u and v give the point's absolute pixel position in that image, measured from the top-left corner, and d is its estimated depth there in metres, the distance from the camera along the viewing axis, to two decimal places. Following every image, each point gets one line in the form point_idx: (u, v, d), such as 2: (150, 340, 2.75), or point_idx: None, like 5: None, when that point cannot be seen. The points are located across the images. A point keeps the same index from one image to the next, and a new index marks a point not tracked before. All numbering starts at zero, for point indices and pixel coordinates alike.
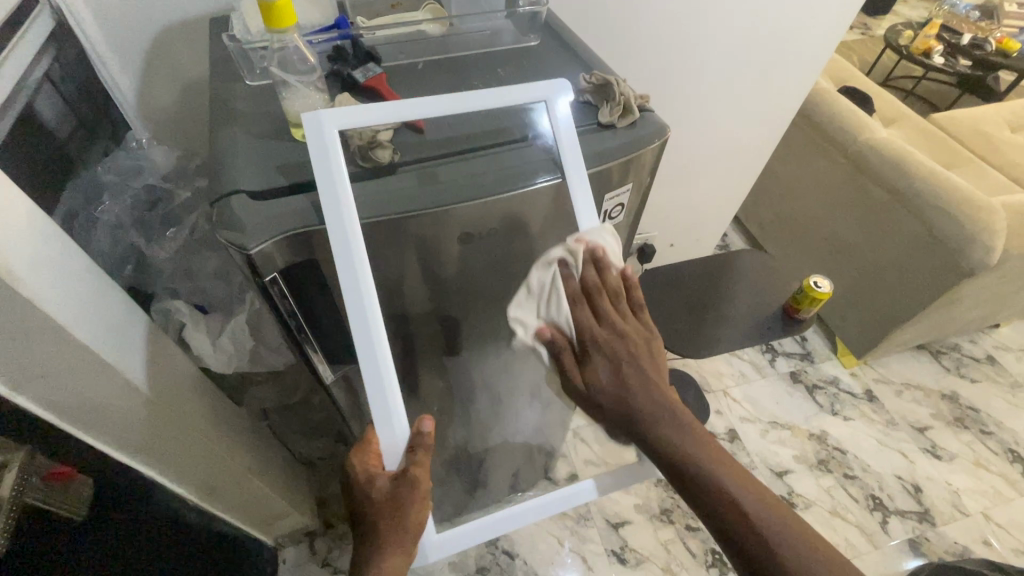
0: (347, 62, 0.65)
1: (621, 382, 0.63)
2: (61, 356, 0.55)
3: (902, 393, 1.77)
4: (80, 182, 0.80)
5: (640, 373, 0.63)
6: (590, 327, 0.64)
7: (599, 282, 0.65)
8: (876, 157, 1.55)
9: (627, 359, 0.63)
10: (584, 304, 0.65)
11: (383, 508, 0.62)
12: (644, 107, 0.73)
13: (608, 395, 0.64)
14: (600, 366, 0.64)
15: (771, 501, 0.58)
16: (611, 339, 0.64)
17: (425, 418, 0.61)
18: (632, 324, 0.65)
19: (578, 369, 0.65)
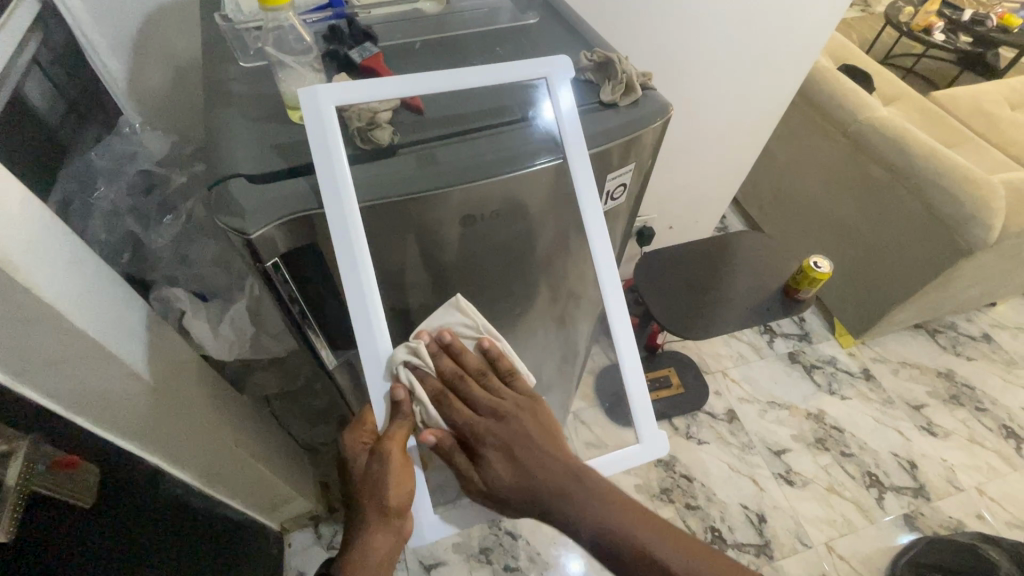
0: (343, 42, 0.64)
1: (519, 475, 0.61)
2: (62, 344, 0.55)
3: (899, 372, 1.79)
4: (73, 168, 0.79)
5: (535, 459, 0.61)
6: (467, 422, 0.63)
7: (458, 369, 0.65)
8: (877, 137, 1.54)
9: (517, 444, 0.62)
10: (453, 399, 0.64)
11: (362, 481, 0.62)
12: (646, 85, 0.72)
13: (508, 490, 0.61)
14: (496, 460, 0.62)
15: (686, 545, 0.59)
16: (490, 426, 0.63)
17: (397, 383, 0.61)
18: (509, 400, 0.64)
19: (472, 468, 0.63)
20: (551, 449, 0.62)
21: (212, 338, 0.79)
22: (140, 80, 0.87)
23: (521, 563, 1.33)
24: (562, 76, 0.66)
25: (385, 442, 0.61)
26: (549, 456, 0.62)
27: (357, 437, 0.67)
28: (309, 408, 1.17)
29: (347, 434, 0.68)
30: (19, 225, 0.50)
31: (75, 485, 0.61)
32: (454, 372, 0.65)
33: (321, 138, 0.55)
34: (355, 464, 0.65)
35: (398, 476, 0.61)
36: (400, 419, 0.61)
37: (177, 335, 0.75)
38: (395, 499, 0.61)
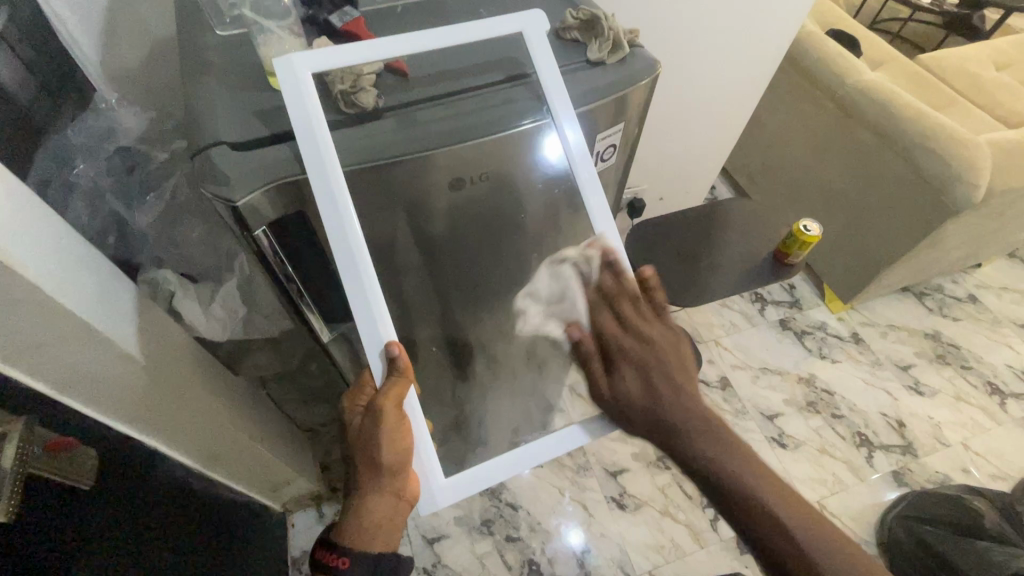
0: (322, 4, 0.62)
1: (647, 391, 0.64)
2: (51, 325, 0.55)
3: (887, 335, 1.82)
4: (50, 145, 0.75)
5: (667, 377, 0.64)
6: (614, 333, 0.68)
7: (615, 288, 0.70)
8: (865, 100, 1.53)
9: (654, 368, 0.64)
10: (607, 308, 0.69)
11: (359, 441, 0.64)
12: (633, 43, 0.71)
13: (636, 406, 0.64)
14: (631, 375, 0.65)
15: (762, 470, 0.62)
16: (633, 345, 0.66)
17: (392, 343, 0.59)
18: (658, 328, 0.67)
19: (603, 375, 0.68)
20: (680, 382, 0.64)
21: (204, 318, 0.79)
22: (113, 54, 0.84)
23: (522, 533, 1.36)
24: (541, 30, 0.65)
25: (377, 405, 0.60)
26: (679, 390, 0.64)
27: (354, 400, 0.67)
28: (306, 389, 1.18)
29: (347, 397, 0.68)
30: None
31: (72, 467, 0.60)
32: (609, 288, 0.70)
33: (298, 101, 0.54)
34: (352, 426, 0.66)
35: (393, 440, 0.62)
36: (396, 379, 0.60)
37: (169, 316, 0.75)
38: (390, 461, 0.63)
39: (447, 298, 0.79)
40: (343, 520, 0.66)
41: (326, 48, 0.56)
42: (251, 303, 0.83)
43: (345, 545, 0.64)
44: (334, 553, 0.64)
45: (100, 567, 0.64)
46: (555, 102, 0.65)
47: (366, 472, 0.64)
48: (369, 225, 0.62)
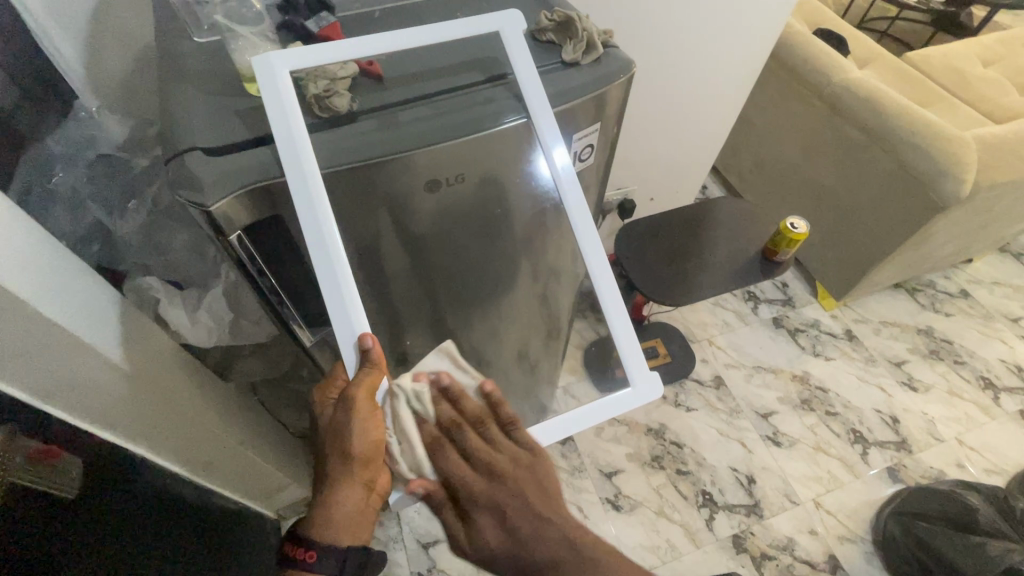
0: (299, 12, 0.64)
1: (510, 538, 0.60)
2: (30, 334, 0.54)
3: (880, 331, 1.82)
4: (30, 155, 0.75)
5: (524, 522, 0.60)
6: (460, 477, 0.64)
7: (457, 413, 0.68)
8: (852, 98, 1.54)
9: (506, 511, 0.61)
10: (445, 444, 0.66)
11: (329, 431, 0.62)
12: (609, 43, 0.72)
13: (499, 554, 0.60)
14: (486, 521, 0.61)
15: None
16: (480, 486, 0.63)
17: (365, 334, 0.60)
18: (506, 455, 0.65)
19: (462, 529, 0.63)
20: (546, 515, 0.61)
21: (189, 325, 0.79)
22: (96, 63, 0.85)
23: None
24: (517, 31, 0.65)
25: (349, 387, 0.60)
26: (550, 528, 0.60)
27: (324, 391, 0.66)
28: (297, 395, 1.18)
29: (317, 388, 0.67)
30: None
31: (56, 475, 0.60)
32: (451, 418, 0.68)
33: (277, 104, 0.55)
34: (322, 418, 0.65)
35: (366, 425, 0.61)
36: (369, 368, 0.60)
37: (153, 324, 0.74)
38: (360, 448, 0.61)
39: (431, 301, 0.79)
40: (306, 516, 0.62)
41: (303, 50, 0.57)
42: (237, 309, 0.83)
43: (313, 539, 0.59)
44: (301, 548, 0.59)
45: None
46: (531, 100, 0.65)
47: (337, 463, 0.61)
48: (347, 229, 0.62)
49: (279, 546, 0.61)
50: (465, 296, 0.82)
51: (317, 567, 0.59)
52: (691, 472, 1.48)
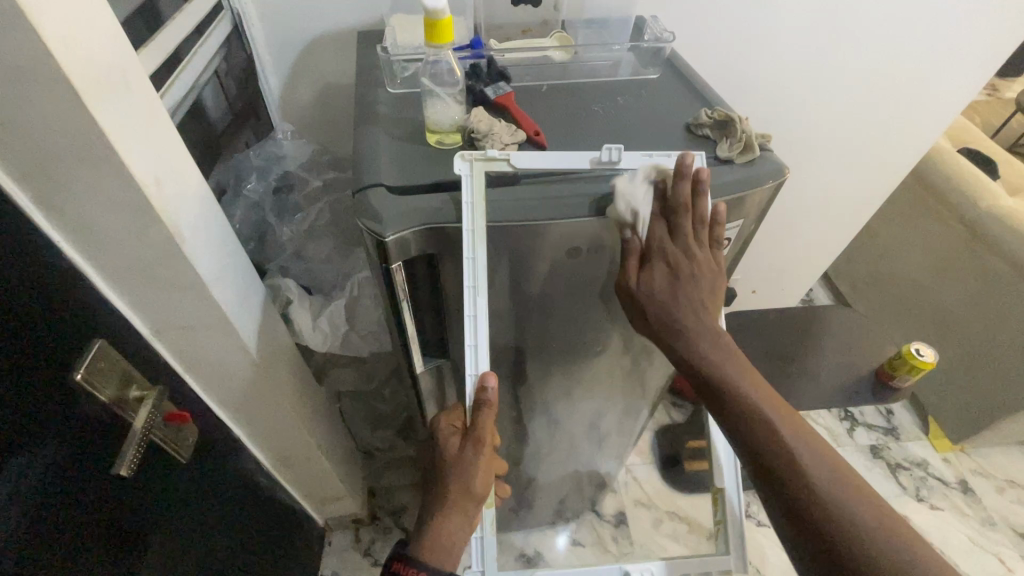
0: (481, 78, 0.72)
1: (674, 288, 0.66)
2: (198, 311, 0.63)
3: (1005, 491, 1.57)
4: (230, 162, 0.93)
5: (695, 286, 0.66)
6: (661, 239, 0.67)
7: (687, 206, 0.66)
8: (1000, 228, 1.42)
9: (685, 270, 0.66)
10: (663, 218, 0.68)
11: (453, 460, 0.70)
12: (762, 146, 0.73)
13: (656, 298, 0.66)
14: (659, 266, 0.67)
15: (855, 482, 0.56)
16: (676, 250, 0.67)
17: (488, 374, 0.68)
18: (702, 258, 0.67)
19: (636, 266, 0.68)
20: (707, 309, 0.66)
21: (311, 329, 0.86)
22: (292, 95, 0.99)
23: None
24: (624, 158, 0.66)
25: (477, 429, 0.68)
26: (702, 296, 0.66)
27: (447, 419, 0.75)
28: (374, 412, 1.23)
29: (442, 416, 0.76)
30: (195, 207, 0.58)
31: (177, 440, 0.66)
32: (683, 201, 0.65)
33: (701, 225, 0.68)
34: (447, 447, 0.72)
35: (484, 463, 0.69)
36: (484, 407, 0.67)
37: (282, 321, 0.82)
38: (481, 490, 0.68)
39: (525, 356, 0.81)
40: (413, 539, 0.65)
41: (703, 173, 0.67)
42: (353, 322, 0.89)
43: (417, 560, 0.61)
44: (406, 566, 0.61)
45: (166, 552, 0.67)
46: (468, 354, 0.68)
47: (457, 491, 0.67)
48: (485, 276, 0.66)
49: (385, 561, 0.63)
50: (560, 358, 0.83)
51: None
52: None
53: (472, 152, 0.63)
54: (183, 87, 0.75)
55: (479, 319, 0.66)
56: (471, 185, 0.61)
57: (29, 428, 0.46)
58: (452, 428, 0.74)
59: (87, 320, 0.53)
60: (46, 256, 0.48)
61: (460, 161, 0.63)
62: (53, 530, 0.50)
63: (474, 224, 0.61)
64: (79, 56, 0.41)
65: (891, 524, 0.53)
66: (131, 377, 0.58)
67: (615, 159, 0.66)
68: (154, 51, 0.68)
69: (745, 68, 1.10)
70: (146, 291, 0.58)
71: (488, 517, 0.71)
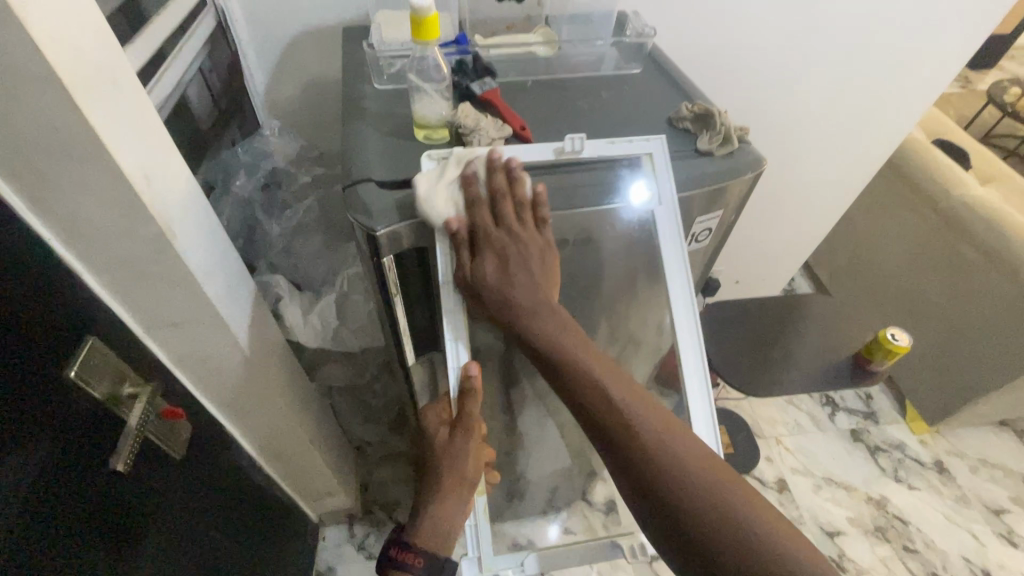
0: (467, 74, 0.74)
1: (505, 282, 0.63)
2: (189, 308, 0.63)
3: (978, 470, 1.63)
4: (217, 159, 0.92)
5: (527, 272, 0.64)
6: (485, 224, 0.63)
7: (506, 189, 0.63)
8: (971, 215, 1.47)
9: (514, 255, 0.63)
10: (483, 206, 0.63)
11: (444, 452, 0.72)
12: (742, 138, 0.75)
13: (491, 289, 0.63)
14: (490, 259, 0.63)
15: (705, 458, 0.58)
16: (502, 233, 0.63)
17: (473, 364, 0.67)
18: (528, 231, 0.64)
19: (468, 261, 0.64)
20: (543, 280, 0.65)
21: (302, 324, 0.87)
22: (277, 91, 0.99)
23: None
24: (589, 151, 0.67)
25: (465, 421, 0.70)
26: (536, 281, 0.64)
27: (434, 412, 0.75)
28: (365, 407, 1.23)
29: (428, 406, 0.76)
30: (185, 203, 0.59)
31: (171, 436, 0.67)
32: (498, 190, 0.63)
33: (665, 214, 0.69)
34: (436, 438, 0.74)
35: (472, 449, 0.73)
36: (470, 398, 0.67)
37: (273, 317, 0.83)
38: (472, 475, 0.73)
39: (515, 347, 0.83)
40: (410, 524, 0.71)
41: (665, 163, 0.68)
42: (343, 317, 0.90)
43: (416, 545, 0.68)
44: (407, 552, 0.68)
45: (163, 547, 0.68)
46: (449, 346, 0.69)
47: (450, 481, 0.71)
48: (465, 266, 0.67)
49: (385, 548, 0.70)
50: None
51: (419, 570, 0.67)
52: None
53: (438, 150, 0.65)
54: (167, 85, 0.75)
55: (458, 310, 0.68)
56: (440, 181, 0.63)
57: (27, 426, 0.46)
58: (438, 420, 0.74)
59: (79, 317, 0.53)
60: (37, 253, 0.48)
61: (428, 161, 0.64)
62: (53, 525, 0.50)
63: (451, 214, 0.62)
64: (68, 54, 0.41)
65: (748, 499, 0.55)
66: (125, 375, 0.58)
67: (579, 149, 0.66)
68: (139, 49, 0.68)
69: (725, 62, 1.12)
70: (139, 289, 0.58)
71: (480, 503, 0.75)
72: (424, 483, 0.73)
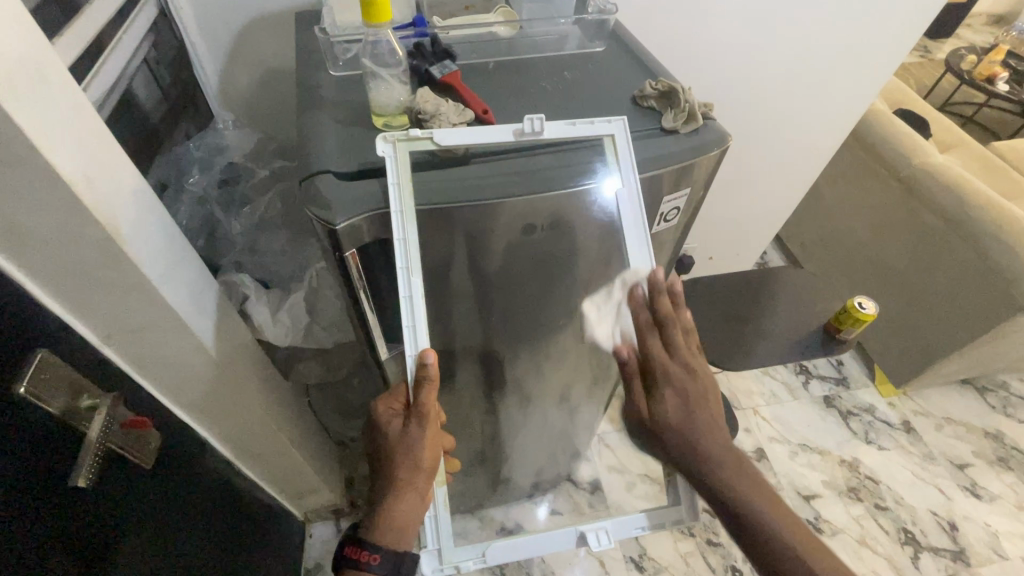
0: (425, 57, 0.71)
1: (683, 418, 0.69)
2: (147, 313, 0.61)
3: (943, 428, 1.71)
4: (168, 156, 0.88)
5: (704, 409, 0.69)
6: (661, 358, 0.70)
7: (669, 313, 0.70)
8: (932, 183, 1.51)
9: (692, 392, 0.69)
10: (654, 333, 0.71)
11: (398, 443, 0.67)
12: (706, 115, 0.74)
13: (671, 426, 0.70)
14: (669, 393, 0.70)
15: None
16: (680, 374, 0.69)
17: (429, 351, 0.65)
18: (700, 364, 0.70)
19: (646, 398, 0.72)
20: (715, 413, 0.70)
21: (271, 324, 0.84)
22: (230, 82, 0.96)
23: None
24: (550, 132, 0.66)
25: (424, 409, 0.66)
26: (710, 420, 0.69)
27: (385, 403, 0.70)
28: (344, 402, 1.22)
29: (378, 398, 0.71)
30: (133, 203, 0.56)
31: (139, 447, 0.64)
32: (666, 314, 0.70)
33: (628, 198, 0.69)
34: (389, 429, 0.68)
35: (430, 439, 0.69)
36: (427, 386, 0.65)
37: (240, 317, 0.80)
38: (429, 462, 0.69)
39: (491, 335, 0.82)
40: (365, 521, 0.66)
41: (628, 146, 0.68)
42: (314, 314, 0.88)
43: (372, 543, 0.64)
44: (363, 551, 0.63)
45: (138, 560, 0.66)
46: (406, 334, 0.66)
47: (406, 472, 0.67)
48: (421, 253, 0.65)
49: (340, 546, 0.65)
50: (526, 335, 0.84)
51: (376, 569, 0.63)
52: (722, 545, 1.40)
53: (394, 132, 0.61)
54: (109, 79, 0.71)
55: (416, 298, 0.65)
56: (396, 168, 0.60)
57: None
58: (391, 411, 0.69)
59: (25, 328, 0.50)
60: None
61: (383, 143, 0.61)
62: (19, 547, 0.48)
63: (402, 203, 0.60)
64: None
65: None
66: (81, 387, 0.55)
67: (539, 129, 0.65)
68: (74, 39, 0.63)
69: (691, 38, 1.11)
70: (90, 295, 0.55)
71: (438, 492, 0.73)
72: (378, 476, 0.68)
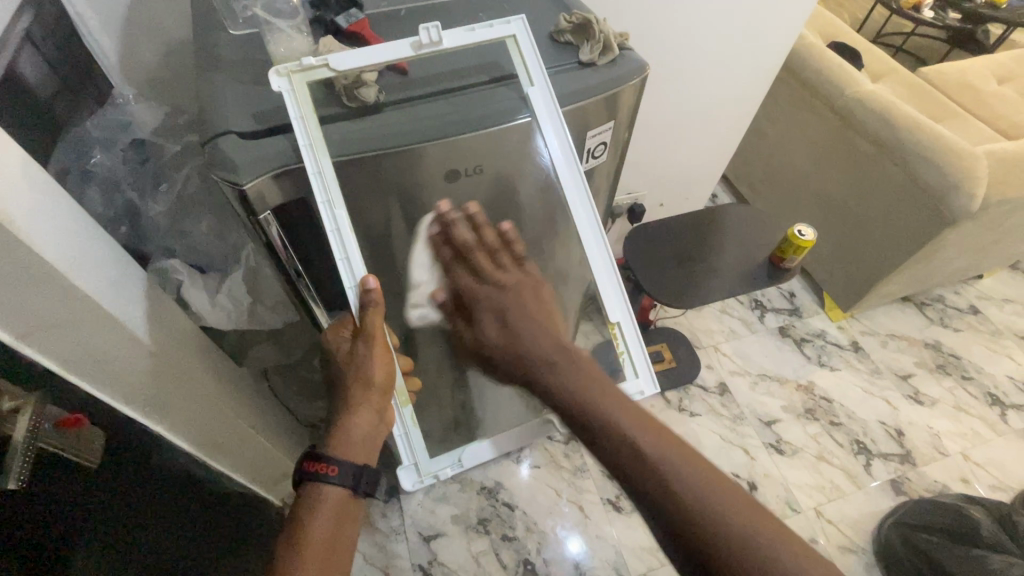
0: (329, 8, 0.67)
1: (506, 335, 0.67)
2: (64, 305, 0.57)
3: (887, 343, 1.82)
4: (68, 139, 0.81)
5: (531, 324, 0.66)
6: (472, 287, 0.70)
7: (471, 240, 0.70)
8: (863, 109, 1.56)
9: (511, 307, 0.67)
10: (461, 265, 0.71)
11: (348, 365, 0.67)
12: (623, 45, 0.74)
13: (498, 347, 0.67)
14: (488, 319, 0.68)
15: (726, 484, 0.54)
16: (491, 293, 0.69)
17: (369, 276, 0.63)
18: (512, 278, 0.69)
19: (470, 327, 0.70)
20: (538, 325, 0.67)
21: (209, 308, 0.82)
22: (133, 57, 0.92)
23: (518, 533, 1.36)
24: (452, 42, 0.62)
25: (365, 330, 0.65)
26: (539, 328, 0.67)
27: (338, 329, 0.71)
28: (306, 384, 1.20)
29: (333, 326, 0.72)
30: (22, 188, 0.52)
31: (81, 444, 0.62)
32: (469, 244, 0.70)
33: (545, 112, 0.67)
34: (339, 353, 0.69)
35: (383, 359, 0.67)
36: (371, 309, 0.64)
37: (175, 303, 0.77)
38: (384, 381, 0.67)
39: None
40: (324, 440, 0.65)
41: (534, 52, 0.66)
42: (256, 294, 0.86)
43: (330, 455, 0.62)
44: (320, 463, 0.61)
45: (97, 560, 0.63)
46: (340, 266, 0.63)
47: (358, 391, 0.66)
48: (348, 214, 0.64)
49: (298, 463, 0.63)
50: None
51: (334, 480, 0.61)
52: None
53: (287, 65, 0.59)
54: None
55: (343, 230, 0.62)
56: (295, 100, 0.58)
57: None
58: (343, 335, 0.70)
59: None
60: None
61: (277, 77, 0.58)
62: None
63: (310, 135, 0.59)
64: None
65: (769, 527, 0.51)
66: None
67: (437, 39, 0.62)
68: None
69: None
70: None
71: (405, 413, 0.72)
72: (335, 398, 0.68)
